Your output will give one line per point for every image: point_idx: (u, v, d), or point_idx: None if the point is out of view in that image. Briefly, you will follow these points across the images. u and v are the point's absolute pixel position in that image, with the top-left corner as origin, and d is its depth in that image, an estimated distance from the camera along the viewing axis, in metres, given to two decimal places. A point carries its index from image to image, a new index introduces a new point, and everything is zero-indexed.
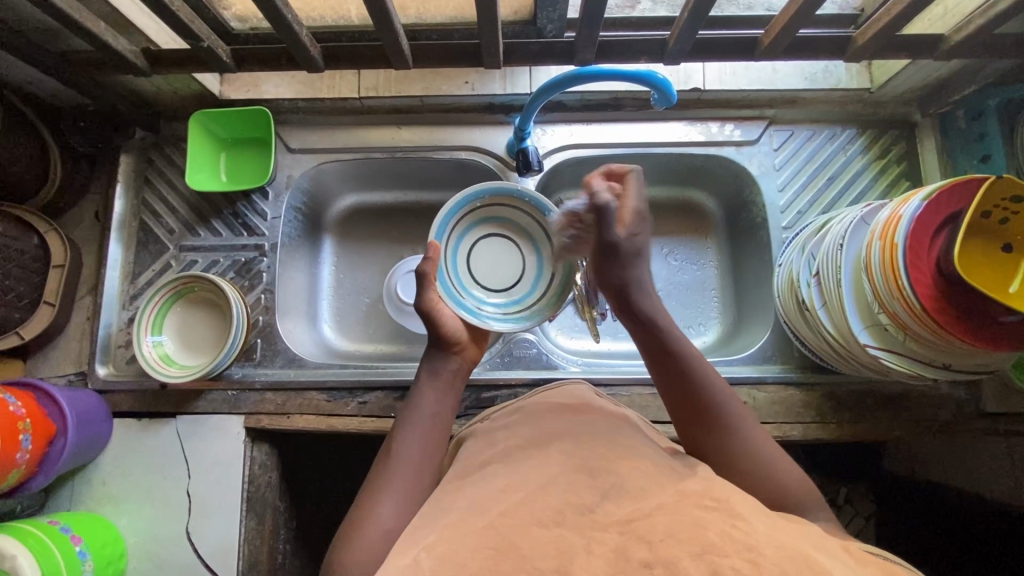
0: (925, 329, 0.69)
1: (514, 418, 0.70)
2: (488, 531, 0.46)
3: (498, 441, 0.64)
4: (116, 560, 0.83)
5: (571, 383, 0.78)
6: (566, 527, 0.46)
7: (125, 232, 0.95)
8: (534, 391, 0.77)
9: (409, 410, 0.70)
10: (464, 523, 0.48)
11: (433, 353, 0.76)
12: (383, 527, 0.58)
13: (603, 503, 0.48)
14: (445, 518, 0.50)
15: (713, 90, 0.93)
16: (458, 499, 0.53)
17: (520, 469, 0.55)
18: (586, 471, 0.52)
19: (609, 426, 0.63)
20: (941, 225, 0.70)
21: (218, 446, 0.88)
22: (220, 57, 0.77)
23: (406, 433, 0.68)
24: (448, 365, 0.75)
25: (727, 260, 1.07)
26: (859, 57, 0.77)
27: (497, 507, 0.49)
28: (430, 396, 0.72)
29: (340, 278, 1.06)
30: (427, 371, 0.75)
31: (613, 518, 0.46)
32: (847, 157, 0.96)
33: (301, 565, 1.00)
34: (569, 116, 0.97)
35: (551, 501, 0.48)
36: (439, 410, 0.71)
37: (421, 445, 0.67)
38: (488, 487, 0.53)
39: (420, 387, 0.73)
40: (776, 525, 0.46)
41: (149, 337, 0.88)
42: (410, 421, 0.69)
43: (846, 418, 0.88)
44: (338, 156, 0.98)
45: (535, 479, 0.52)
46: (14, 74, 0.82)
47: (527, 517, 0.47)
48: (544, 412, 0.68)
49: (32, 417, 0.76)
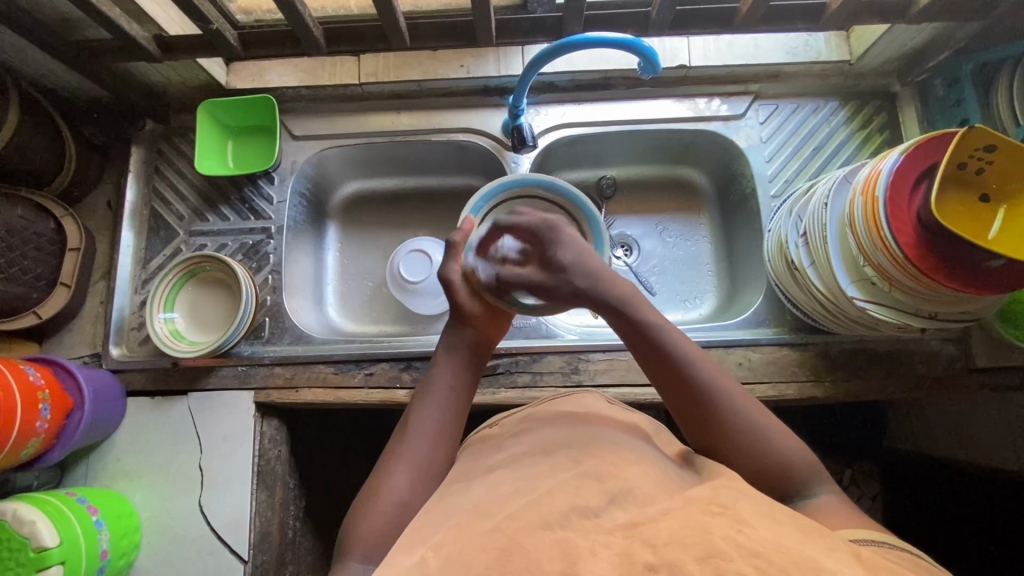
0: (908, 278, 0.72)
1: (523, 426, 0.71)
2: (494, 533, 0.48)
3: (504, 447, 0.66)
4: (131, 532, 0.85)
5: (581, 392, 0.80)
6: (569, 529, 0.47)
7: (137, 219, 0.99)
8: (545, 399, 0.79)
9: (425, 386, 0.72)
10: (471, 525, 0.50)
11: (452, 329, 0.77)
12: (396, 499, 0.62)
13: (609, 508, 0.50)
14: (448, 520, 0.52)
15: (699, 66, 0.97)
16: (464, 500, 0.56)
17: (525, 475, 0.57)
18: (592, 476, 0.54)
19: (611, 433, 0.64)
20: (920, 178, 0.73)
21: (229, 420, 0.90)
22: (228, 40, 0.81)
23: (423, 408, 0.69)
24: (465, 338, 0.76)
25: (719, 232, 1.10)
26: (834, 22, 0.82)
27: (505, 509, 0.51)
28: (447, 370, 0.73)
29: (345, 262, 1.10)
30: (443, 348, 0.76)
31: (618, 522, 0.48)
32: (831, 128, 0.99)
33: (310, 545, 1.02)
34: (561, 96, 1.01)
35: (556, 506, 0.50)
36: (455, 385, 0.72)
37: (435, 422, 0.68)
38: (491, 492, 0.56)
39: (437, 362, 0.74)
40: (783, 530, 0.46)
41: (161, 314, 0.91)
42: (427, 397, 0.70)
43: (840, 377, 0.90)
44: (340, 142, 1.02)
45: (542, 483, 0.54)
46: (32, 66, 0.87)
47: (532, 519, 0.49)
48: (554, 419, 0.70)
49: (50, 388, 0.79)
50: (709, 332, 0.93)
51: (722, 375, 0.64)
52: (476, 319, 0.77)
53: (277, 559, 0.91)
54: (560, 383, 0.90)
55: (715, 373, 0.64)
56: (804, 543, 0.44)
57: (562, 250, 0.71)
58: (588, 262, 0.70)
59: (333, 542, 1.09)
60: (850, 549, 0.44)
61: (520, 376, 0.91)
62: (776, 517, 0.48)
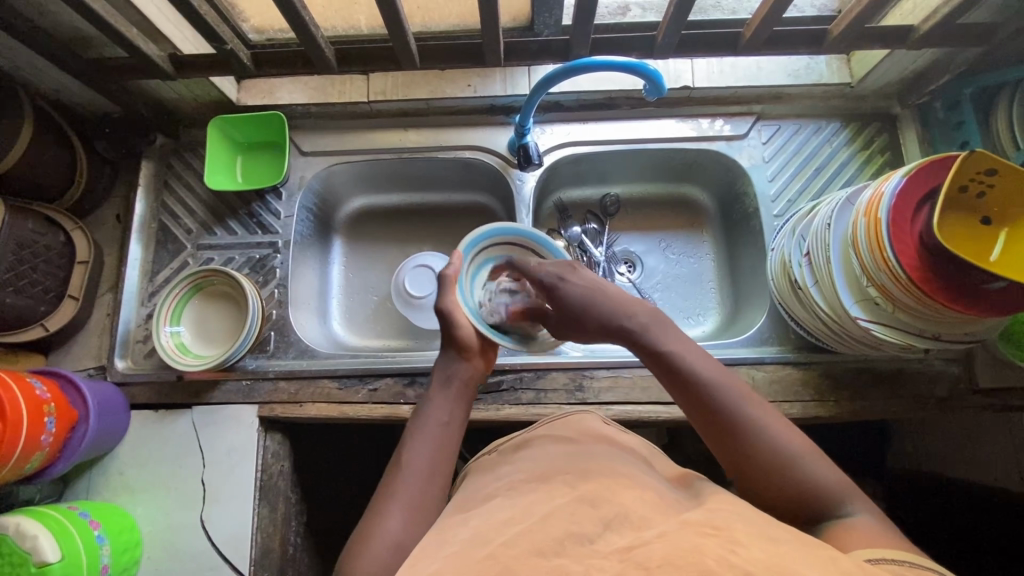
0: (912, 299, 0.72)
1: (523, 451, 0.71)
2: (486, 563, 0.47)
3: (505, 473, 0.67)
4: (132, 547, 0.85)
5: (576, 415, 0.80)
6: (564, 557, 0.47)
7: (145, 232, 1.00)
8: (544, 422, 0.79)
9: (419, 420, 0.72)
10: (465, 555, 0.50)
11: (447, 357, 0.77)
12: (390, 539, 0.61)
13: (604, 534, 0.50)
14: (445, 551, 0.52)
15: (703, 87, 0.99)
16: (461, 530, 0.56)
17: (523, 502, 0.57)
18: (588, 501, 0.54)
19: (608, 455, 0.65)
20: (922, 201, 0.74)
21: (231, 435, 0.90)
22: (242, 60, 0.83)
23: (415, 445, 0.69)
24: (461, 372, 0.76)
25: (722, 249, 1.11)
26: (836, 47, 0.83)
27: (500, 537, 0.51)
28: (441, 405, 0.73)
29: (350, 277, 1.10)
30: (439, 380, 0.76)
31: (614, 546, 0.48)
32: (833, 148, 1.00)
33: (313, 563, 1.02)
34: (566, 116, 1.02)
35: (551, 532, 0.50)
36: (449, 420, 0.72)
37: (429, 458, 0.68)
38: (488, 521, 0.56)
39: (430, 397, 0.74)
40: (777, 549, 0.46)
41: (167, 327, 0.91)
42: (420, 431, 0.70)
43: (844, 396, 0.90)
44: (348, 158, 1.03)
45: (536, 512, 0.54)
46: (46, 81, 0.88)
47: (526, 547, 0.49)
48: (552, 443, 0.70)
49: (56, 401, 0.79)
50: (712, 350, 0.94)
51: (744, 390, 0.65)
52: (471, 352, 0.77)
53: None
54: (564, 401, 0.90)
55: (727, 381, 0.65)
56: (801, 562, 0.44)
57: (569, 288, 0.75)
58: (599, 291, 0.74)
59: (333, 559, 1.08)
60: (845, 567, 0.44)
61: (524, 394, 0.91)
62: (773, 537, 0.48)
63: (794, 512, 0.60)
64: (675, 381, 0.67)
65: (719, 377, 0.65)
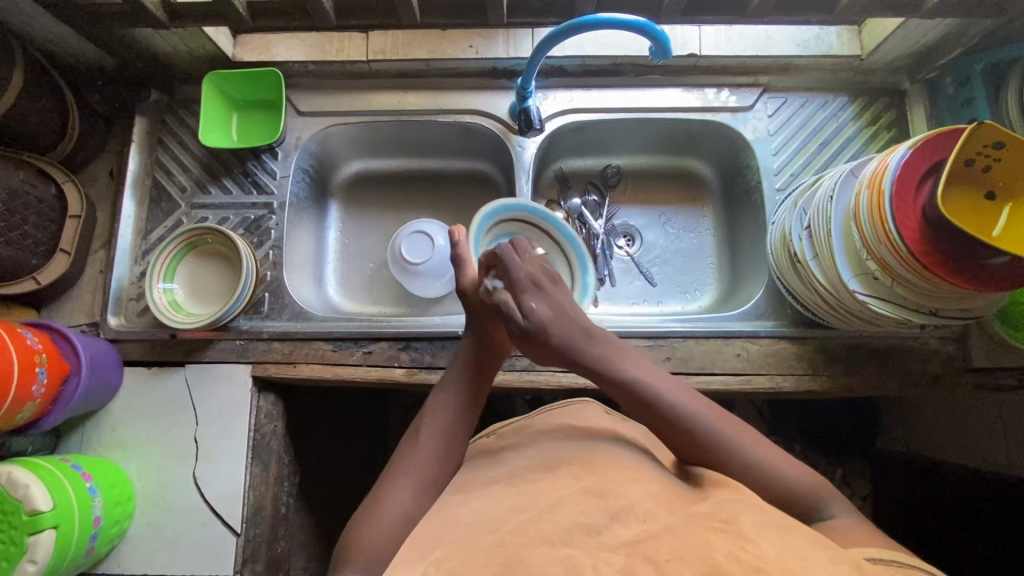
0: (911, 273, 0.71)
1: (522, 438, 0.70)
2: (496, 549, 0.49)
3: (504, 456, 0.67)
4: (125, 501, 0.85)
5: (576, 403, 0.79)
6: (573, 546, 0.48)
7: (138, 189, 0.99)
8: (540, 410, 0.78)
9: (440, 396, 0.72)
10: (470, 542, 0.51)
11: (470, 340, 0.78)
12: (399, 513, 0.61)
13: (610, 525, 0.51)
14: (449, 535, 0.53)
15: (710, 55, 0.97)
16: (464, 513, 0.56)
17: (525, 490, 0.57)
18: (594, 492, 0.54)
19: (602, 442, 0.66)
20: (926, 174, 0.73)
21: (226, 393, 0.90)
22: (237, 9, 0.81)
23: (434, 421, 0.69)
24: (484, 352, 0.76)
25: (722, 224, 1.10)
26: (847, 13, 0.81)
27: (506, 524, 0.52)
28: (462, 384, 0.74)
29: (346, 242, 1.09)
30: (462, 358, 0.76)
31: (620, 540, 0.49)
32: (839, 122, 0.99)
33: (305, 523, 1.04)
34: (570, 81, 1.00)
35: (559, 520, 0.51)
36: (469, 400, 0.73)
37: (444, 437, 0.68)
38: (490, 505, 0.56)
39: (454, 374, 0.75)
40: (786, 546, 0.47)
41: (161, 284, 0.91)
42: (439, 409, 0.70)
43: (838, 371, 0.90)
44: (346, 120, 1.01)
45: (541, 500, 0.55)
46: (39, 30, 0.87)
47: (534, 536, 0.50)
48: (554, 432, 0.69)
49: (48, 352, 0.78)
50: (709, 323, 0.93)
51: (742, 432, 0.64)
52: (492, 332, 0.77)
53: (271, 533, 0.91)
54: (558, 368, 0.90)
55: (733, 432, 0.63)
56: (809, 561, 0.45)
57: (543, 297, 0.72)
58: (561, 312, 0.71)
59: (324, 519, 1.10)
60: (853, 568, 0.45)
61: (518, 360, 0.91)
62: (780, 534, 0.49)
63: (788, 501, 0.60)
64: (684, 442, 0.63)
65: (725, 430, 0.63)
